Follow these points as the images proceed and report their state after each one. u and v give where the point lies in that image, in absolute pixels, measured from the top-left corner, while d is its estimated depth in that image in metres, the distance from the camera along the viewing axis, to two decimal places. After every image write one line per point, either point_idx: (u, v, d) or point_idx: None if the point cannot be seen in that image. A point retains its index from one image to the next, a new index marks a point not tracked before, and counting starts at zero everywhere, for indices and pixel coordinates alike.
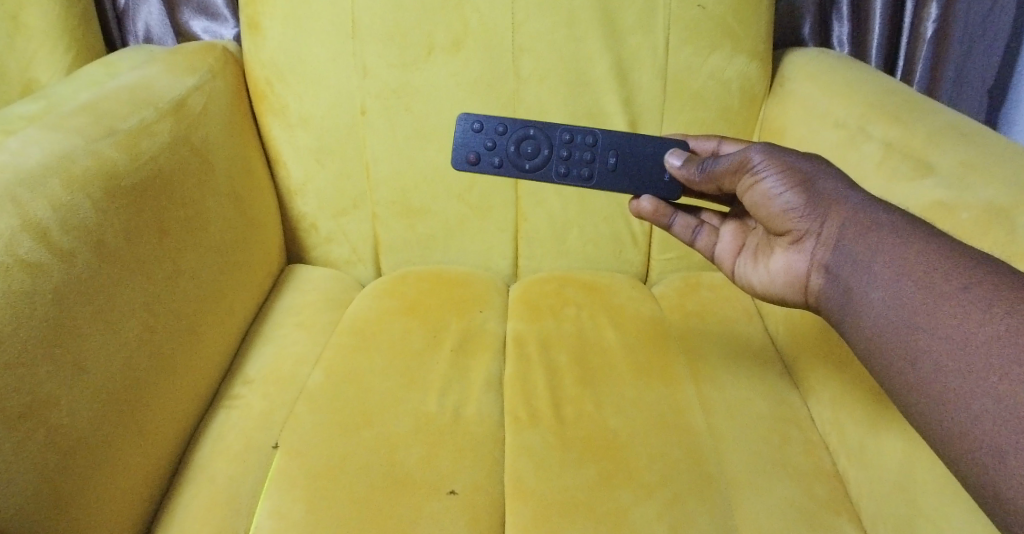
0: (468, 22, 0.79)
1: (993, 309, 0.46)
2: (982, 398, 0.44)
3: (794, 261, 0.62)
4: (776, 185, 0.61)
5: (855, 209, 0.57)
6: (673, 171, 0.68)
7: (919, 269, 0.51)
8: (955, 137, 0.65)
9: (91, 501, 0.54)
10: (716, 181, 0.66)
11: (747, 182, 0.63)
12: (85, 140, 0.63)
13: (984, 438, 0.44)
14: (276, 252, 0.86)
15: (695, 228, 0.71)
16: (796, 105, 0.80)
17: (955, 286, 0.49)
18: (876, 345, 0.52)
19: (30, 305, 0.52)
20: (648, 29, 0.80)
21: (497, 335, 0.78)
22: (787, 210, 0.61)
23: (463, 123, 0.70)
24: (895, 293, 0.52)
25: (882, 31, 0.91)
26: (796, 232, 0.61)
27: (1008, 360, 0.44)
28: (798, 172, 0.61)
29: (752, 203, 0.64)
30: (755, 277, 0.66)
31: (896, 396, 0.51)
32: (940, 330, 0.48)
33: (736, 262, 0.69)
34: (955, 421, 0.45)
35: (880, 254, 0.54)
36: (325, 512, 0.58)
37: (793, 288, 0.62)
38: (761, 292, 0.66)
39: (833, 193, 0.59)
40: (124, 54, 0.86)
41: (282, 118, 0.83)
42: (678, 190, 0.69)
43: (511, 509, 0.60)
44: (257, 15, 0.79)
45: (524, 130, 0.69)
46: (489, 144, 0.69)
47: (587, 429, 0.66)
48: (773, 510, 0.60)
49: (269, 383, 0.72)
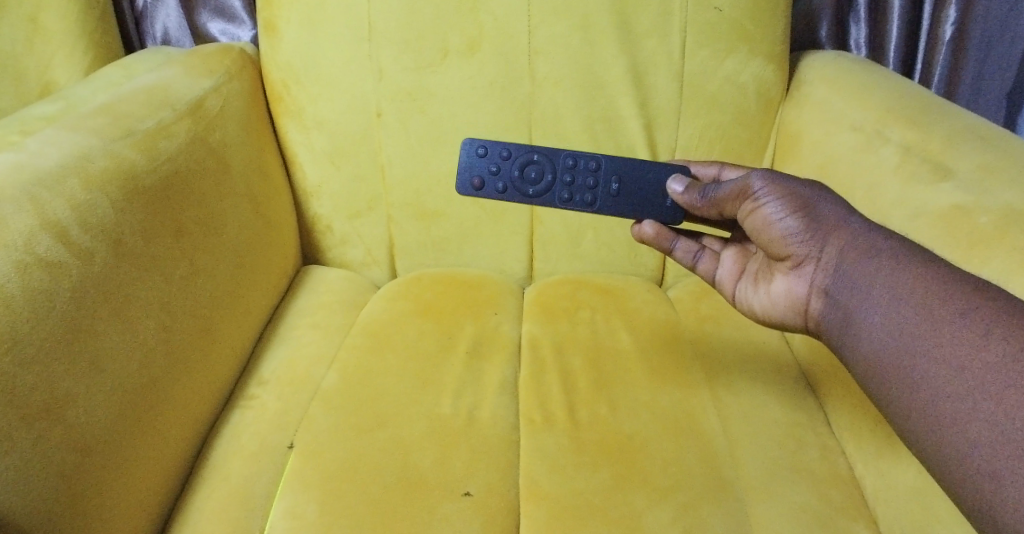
0: (483, 25, 0.79)
1: (993, 333, 0.46)
2: (978, 422, 0.44)
3: (794, 285, 0.61)
4: (776, 210, 0.61)
5: (856, 233, 0.57)
6: (675, 198, 0.68)
7: (919, 293, 0.51)
8: (974, 140, 0.64)
9: (106, 498, 0.54)
10: (718, 206, 0.65)
11: (748, 208, 0.63)
12: (103, 140, 0.63)
13: (982, 462, 0.43)
14: (291, 252, 0.86)
15: (696, 253, 0.71)
16: (812, 109, 0.80)
17: (953, 310, 0.48)
18: (876, 367, 0.52)
19: (47, 304, 0.52)
20: (663, 33, 0.79)
21: (512, 338, 0.78)
22: (788, 235, 0.60)
23: (467, 147, 0.70)
24: (897, 317, 0.51)
25: (899, 34, 0.90)
26: (796, 256, 0.60)
27: (1007, 384, 0.44)
28: (798, 197, 0.60)
29: (753, 228, 0.63)
30: (756, 301, 0.66)
31: (895, 421, 0.50)
32: (941, 354, 0.47)
33: (737, 287, 0.68)
34: (953, 445, 0.45)
35: (880, 277, 0.53)
36: (339, 513, 0.58)
37: (794, 313, 0.62)
38: (762, 317, 0.65)
39: (834, 217, 0.58)
40: (142, 56, 0.87)
41: (298, 120, 0.84)
42: (680, 215, 0.69)
43: (525, 512, 0.60)
44: (274, 18, 0.80)
45: (528, 155, 0.69)
46: (495, 169, 0.69)
47: (602, 433, 0.65)
48: (788, 515, 0.60)
49: (284, 384, 0.72)
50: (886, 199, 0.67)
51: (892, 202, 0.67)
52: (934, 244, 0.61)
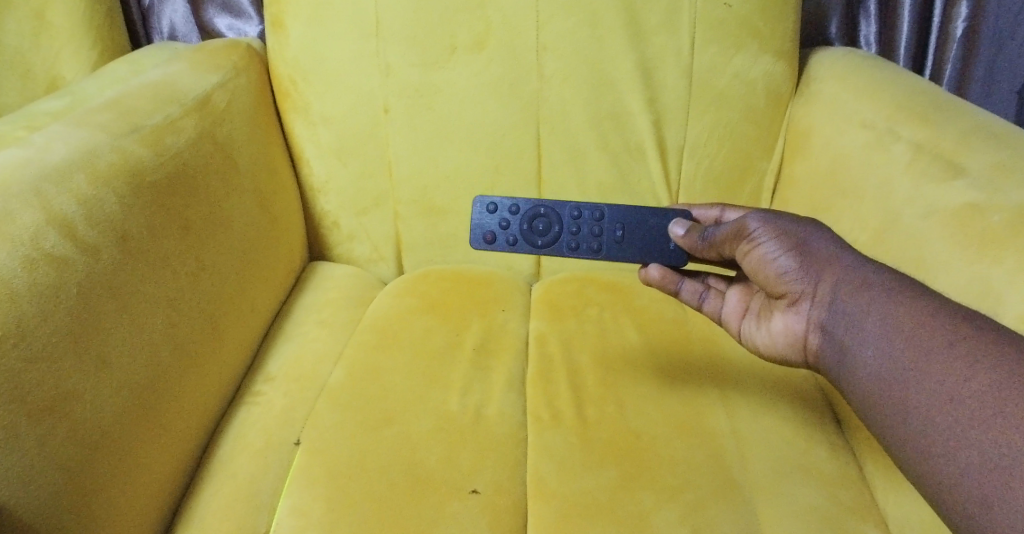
0: (491, 21, 0.78)
1: (978, 363, 0.46)
2: (969, 450, 0.44)
3: (792, 322, 0.60)
4: (772, 249, 0.60)
5: (850, 267, 0.56)
6: (677, 240, 0.68)
7: (908, 326, 0.50)
8: (986, 138, 0.64)
9: (113, 494, 0.54)
10: (717, 247, 0.65)
11: (745, 248, 0.62)
12: (110, 135, 0.63)
13: (973, 490, 0.43)
14: (298, 249, 0.86)
15: (702, 293, 0.70)
16: (822, 106, 0.79)
17: (941, 340, 0.48)
18: (872, 398, 0.51)
19: (54, 298, 0.52)
20: (672, 29, 0.79)
21: (519, 336, 0.77)
22: (783, 273, 0.60)
23: (478, 204, 0.71)
24: (888, 350, 0.51)
25: (910, 31, 0.90)
26: (792, 294, 0.60)
27: (995, 411, 0.43)
28: (792, 236, 0.60)
29: (751, 269, 0.63)
30: (758, 339, 0.64)
31: (892, 452, 0.50)
32: (930, 385, 0.47)
33: (742, 324, 0.66)
34: (945, 474, 0.45)
35: (870, 310, 0.53)
36: (344, 511, 0.58)
37: (794, 349, 0.61)
38: (766, 354, 0.64)
39: (827, 253, 0.58)
40: (148, 52, 0.86)
41: (305, 116, 0.83)
42: (684, 258, 0.68)
43: (532, 510, 0.59)
44: (280, 14, 0.79)
45: (535, 208, 0.70)
46: (504, 224, 0.70)
47: (610, 431, 0.65)
48: (798, 515, 0.59)
49: (291, 380, 0.71)
50: (897, 197, 0.67)
51: (903, 200, 0.66)
52: (947, 243, 0.61)
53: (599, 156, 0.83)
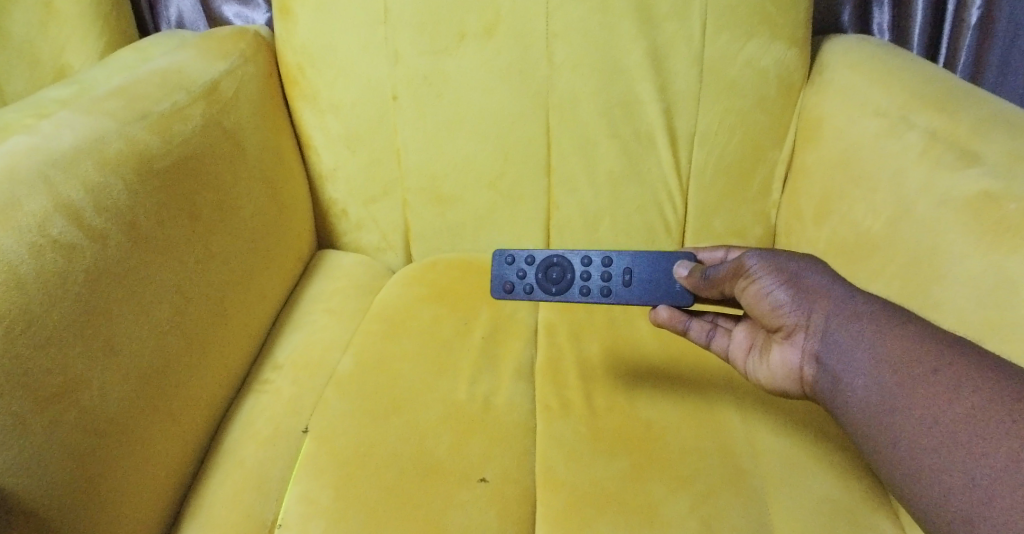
0: (501, 9, 0.78)
1: (962, 387, 0.46)
2: (953, 471, 0.44)
3: (789, 355, 0.58)
4: (767, 284, 0.58)
5: (841, 299, 0.55)
6: (681, 281, 0.65)
7: (894, 355, 0.50)
8: (1003, 126, 0.63)
9: (122, 480, 0.54)
10: (718, 286, 0.63)
11: (743, 285, 0.60)
12: (117, 123, 0.63)
13: (959, 509, 0.43)
14: (306, 237, 0.86)
15: (709, 331, 0.66)
16: (834, 93, 0.78)
17: (925, 369, 0.48)
18: (861, 425, 0.51)
19: (62, 286, 0.52)
20: (683, 16, 0.78)
21: (528, 324, 0.77)
22: (778, 307, 0.57)
23: (499, 256, 0.71)
24: (875, 378, 0.50)
25: (924, 18, 0.89)
26: (787, 326, 0.57)
27: (978, 434, 0.44)
28: (784, 270, 0.58)
29: (750, 308, 0.60)
30: (761, 374, 0.62)
31: (882, 473, 0.50)
32: (917, 409, 0.47)
33: (749, 361, 0.63)
34: (931, 494, 0.45)
35: (860, 338, 0.52)
36: (353, 499, 0.58)
37: (793, 381, 0.58)
38: (770, 388, 0.61)
39: (820, 286, 0.56)
40: (155, 40, 0.86)
41: (313, 104, 0.83)
42: (690, 299, 0.66)
43: (541, 498, 0.59)
44: (289, 1, 0.79)
45: (549, 256, 0.69)
46: (521, 274, 0.69)
47: (620, 421, 0.65)
48: (808, 505, 0.59)
49: (298, 369, 0.71)
50: (911, 185, 0.66)
51: (917, 187, 0.65)
52: (962, 231, 0.60)
53: (608, 144, 0.83)
